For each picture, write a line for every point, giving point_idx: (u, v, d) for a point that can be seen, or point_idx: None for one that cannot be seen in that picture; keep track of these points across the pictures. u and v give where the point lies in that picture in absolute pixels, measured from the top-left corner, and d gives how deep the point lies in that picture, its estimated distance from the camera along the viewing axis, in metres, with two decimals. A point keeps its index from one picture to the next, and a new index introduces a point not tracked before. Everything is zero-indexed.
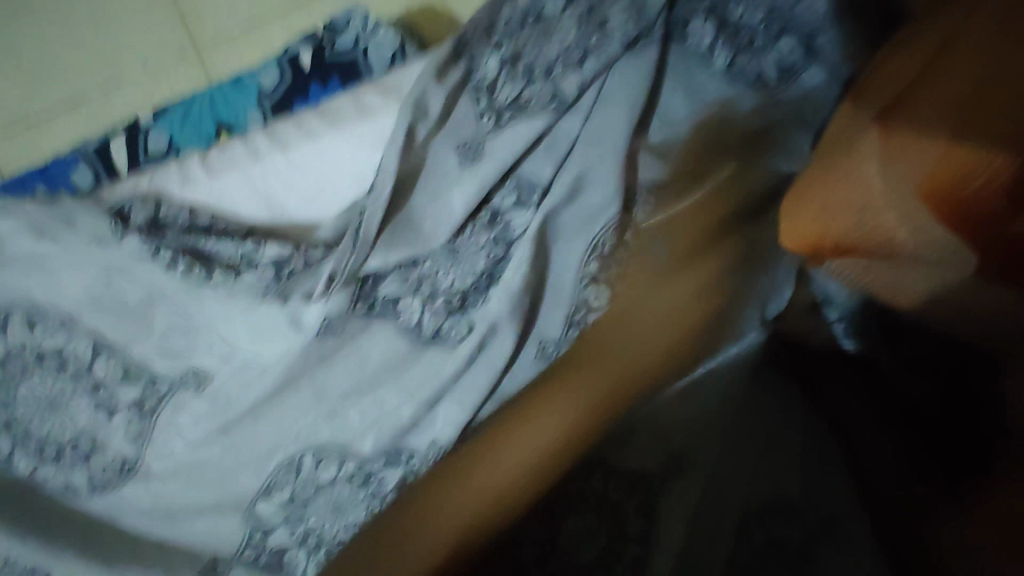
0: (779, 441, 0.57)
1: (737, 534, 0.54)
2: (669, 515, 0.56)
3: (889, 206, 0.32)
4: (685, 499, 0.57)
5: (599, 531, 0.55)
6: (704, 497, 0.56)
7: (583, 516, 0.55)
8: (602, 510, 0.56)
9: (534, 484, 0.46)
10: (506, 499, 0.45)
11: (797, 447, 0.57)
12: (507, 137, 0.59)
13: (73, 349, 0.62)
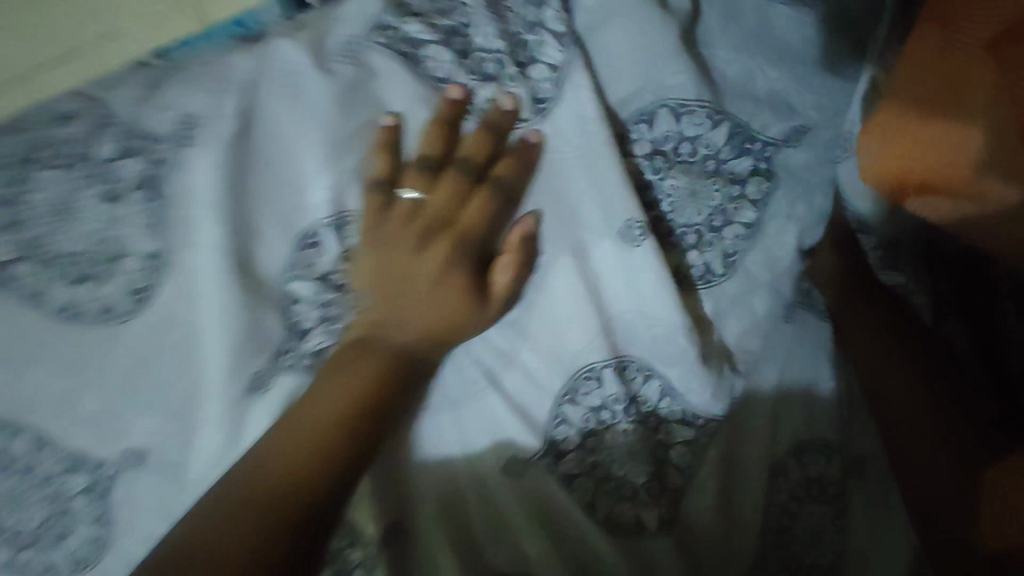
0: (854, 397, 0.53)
1: (772, 475, 0.51)
2: (720, 463, 0.51)
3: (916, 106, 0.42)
4: (766, 438, 0.51)
5: (645, 452, 0.49)
6: (750, 453, 0.51)
7: (633, 468, 0.48)
8: (643, 436, 0.49)
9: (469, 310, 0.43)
10: (304, 463, 0.38)
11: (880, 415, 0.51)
12: (491, 12, 0.44)
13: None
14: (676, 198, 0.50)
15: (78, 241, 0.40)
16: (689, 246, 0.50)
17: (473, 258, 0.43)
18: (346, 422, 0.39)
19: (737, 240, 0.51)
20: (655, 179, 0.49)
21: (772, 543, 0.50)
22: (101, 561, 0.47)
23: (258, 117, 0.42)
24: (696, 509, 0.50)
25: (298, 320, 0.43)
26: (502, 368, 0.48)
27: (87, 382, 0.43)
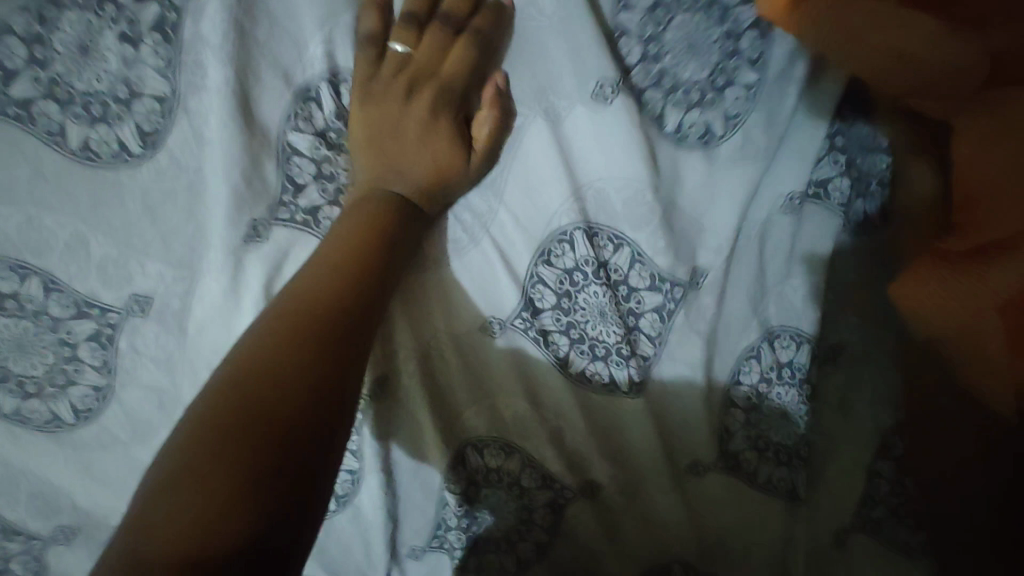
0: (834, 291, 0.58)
1: (734, 382, 0.58)
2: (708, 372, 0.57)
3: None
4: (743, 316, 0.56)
5: (613, 312, 0.53)
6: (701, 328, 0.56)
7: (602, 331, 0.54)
8: (611, 296, 0.53)
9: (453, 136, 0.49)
10: (270, 393, 0.40)
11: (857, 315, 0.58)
12: None
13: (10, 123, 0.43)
14: (675, 53, 0.48)
15: (93, 80, 0.43)
16: (687, 106, 0.49)
17: (456, 107, 0.49)
18: (293, 350, 0.42)
19: (738, 102, 0.49)
20: (653, 33, 0.48)
21: (739, 421, 0.59)
22: (105, 409, 0.51)
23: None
24: (652, 386, 0.57)
25: (294, 173, 0.48)
26: (481, 224, 0.52)
27: (97, 226, 0.47)
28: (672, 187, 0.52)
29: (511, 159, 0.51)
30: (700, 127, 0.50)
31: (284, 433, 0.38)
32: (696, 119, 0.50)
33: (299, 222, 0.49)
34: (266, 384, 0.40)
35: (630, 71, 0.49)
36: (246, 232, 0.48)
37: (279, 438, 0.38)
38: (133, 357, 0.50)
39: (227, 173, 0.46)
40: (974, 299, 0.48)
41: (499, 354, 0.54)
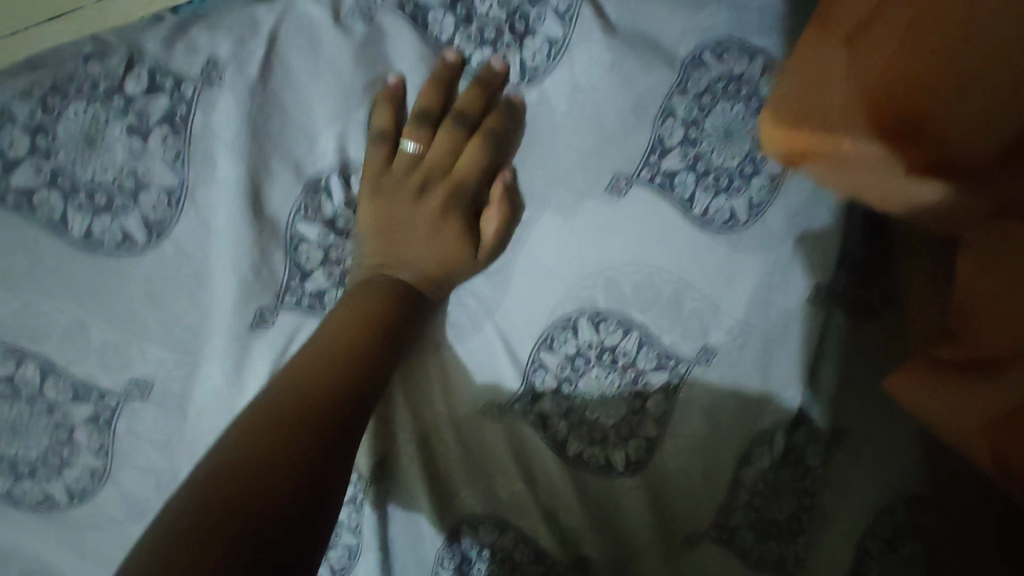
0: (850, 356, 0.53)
1: (740, 460, 0.54)
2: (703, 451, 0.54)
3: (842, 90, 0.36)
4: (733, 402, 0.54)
5: (617, 396, 0.54)
6: (710, 410, 0.54)
7: (599, 409, 0.54)
8: (616, 378, 0.54)
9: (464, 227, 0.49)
10: (244, 481, 0.35)
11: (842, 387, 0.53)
12: None
13: (15, 211, 0.43)
14: (712, 142, 0.50)
15: (99, 171, 0.43)
16: (715, 191, 0.51)
17: (468, 200, 0.50)
18: (272, 435, 0.38)
19: (762, 189, 0.51)
20: (695, 117, 0.49)
21: (742, 498, 0.54)
22: (99, 490, 0.50)
23: (277, 68, 0.44)
24: (657, 468, 0.55)
25: (301, 261, 0.47)
26: (490, 308, 0.55)
27: (97, 312, 0.46)
28: (678, 275, 0.52)
29: (518, 250, 0.53)
30: (722, 212, 0.51)
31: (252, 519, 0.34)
32: (720, 201, 0.51)
33: (306, 307, 0.48)
34: (243, 466, 0.36)
35: (642, 167, 0.50)
36: (252, 318, 0.47)
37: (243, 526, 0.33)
38: (131, 439, 0.49)
39: (236, 264, 0.45)
40: (967, 412, 0.38)
41: (497, 435, 0.55)
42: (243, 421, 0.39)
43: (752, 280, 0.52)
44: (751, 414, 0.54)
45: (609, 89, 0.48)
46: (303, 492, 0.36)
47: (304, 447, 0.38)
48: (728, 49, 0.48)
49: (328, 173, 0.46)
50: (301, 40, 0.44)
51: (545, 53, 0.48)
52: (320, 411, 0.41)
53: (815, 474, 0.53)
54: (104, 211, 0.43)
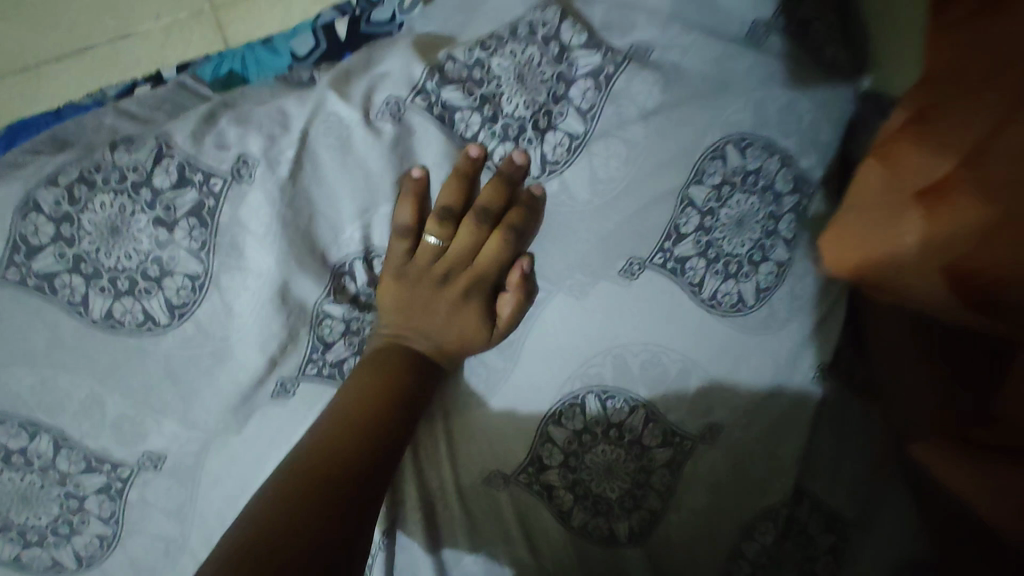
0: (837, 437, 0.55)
1: (743, 534, 0.55)
2: (706, 523, 0.56)
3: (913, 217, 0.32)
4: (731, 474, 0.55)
5: (622, 470, 0.55)
6: (710, 483, 0.56)
7: (604, 482, 0.55)
8: (622, 454, 0.55)
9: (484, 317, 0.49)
10: (283, 548, 0.36)
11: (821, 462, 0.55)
12: (519, 79, 0.48)
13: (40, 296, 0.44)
14: (723, 231, 0.51)
15: (124, 259, 0.44)
16: (723, 277, 0.52)
17: (489, 288, 0.50)
18: (299, 501, 0.39)
19: (771, 277, 0.53)
20: (711, 208, 0.50)
21: (744, 570, 0.55)
22: (108, 558, 0.50)
23: (306, 166, 0.46)
24: (659, 538, 0.56)
25: (323, 334, 0.48)
26: (498, 385, 0.55)
27: (114, 386, 0.46)
28: (684, 356, 0.54)
29: (530, 327, 0.54)
30: (731, 298, 0.53)
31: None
32: (730, 287, 0.52)
33: (324, 376, 0.49)
34: (267, 533, 0.37)
35: (655, 253, 0.51)
36: (273, 389, 0.48)
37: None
38: (142, 507, 0.49)
39: (262, 341, 0.47)
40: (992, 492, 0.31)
41: (505, 502, 0.55)
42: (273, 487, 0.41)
43: (761, 362, 0.54)
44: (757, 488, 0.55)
45: (626, 182, 0.50)
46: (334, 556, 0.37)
47: (332, 509, 0.40)
48: (745, 146, 0.50)
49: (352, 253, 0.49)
50: (331, 140, 0.46)
51: (566, 146, 0.49)
52: (343, 475, 0.42)
53: (818, 548, 0.55)
54: (127, 296, 0.44)
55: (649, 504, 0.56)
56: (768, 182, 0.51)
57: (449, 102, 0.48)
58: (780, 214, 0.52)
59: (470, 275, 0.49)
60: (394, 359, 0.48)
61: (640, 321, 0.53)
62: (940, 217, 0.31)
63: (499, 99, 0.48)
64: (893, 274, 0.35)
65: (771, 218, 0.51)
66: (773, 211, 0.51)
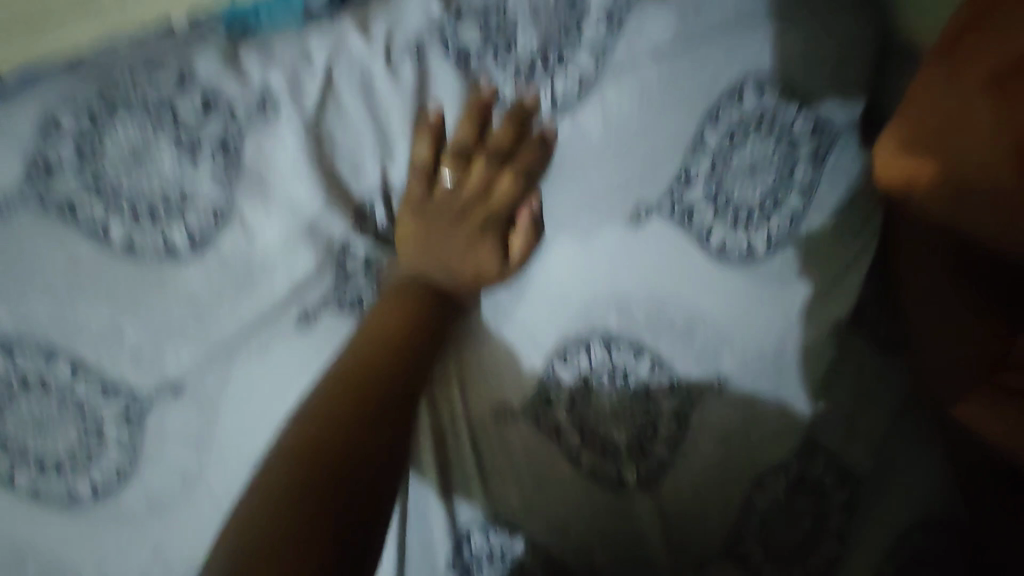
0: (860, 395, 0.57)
1: (754, 485, 0.56)
2: (714, 473, 0.57)
3: (981, 113, 0.37)
4: (740, 426, 0.56)
5: (629, 415, 0.56)
6: (721, 433, 0.56)
7: (613, 426, 0.56)
8: (628, 400, 0.56)
9: (498, 254, 0.50)
10: (334, 445, 0.41)
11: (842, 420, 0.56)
12: (532, 18, 0.48)
13: (63, 218, 0.45)
14: (735, 178, 0.52)
15: (148, 186, 0.44)
16: (732, 226, 0.53)
17: (501, 226, 0.51)
18: (344, 406, 0.43)
19: (782, 226, 0.53)
20: (723, 153, 0.51)
21: (755, 522, 0.56)
22: (124, 489, 0.50)
23: (329, 102, 0.46)
24: (669, 487, 0.57)
25: (347, 264, 0.49)
26: (504, 325, 0.57)
27: (133, 314, 0.47)
28: (693, 306, 0.55)
29: (540, 265, 0.56)
30: (739, 244, 0.53)
31: (343, 487, 0.39)
32: (738, 233, 0.53)
33: (346, 308, 0.49)
34: (317, 431, 0.42)
35: (666, 199, 0.52)
36: (297, 316, 0.48)
37: (337, 498, 0.38)
38: (159, 436, 0.49)
39: (291, 271, 0.48)
40: None
41: (515, 436, 0.56)
42: (320, 393, 0.44)
43: (772, 311, 0.55)
44: (766, 437, 0.56)
45: (638, 128, 0.51)
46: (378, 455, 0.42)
47: (376, 412, 0.44)
48: (761, 90, 0.51)
49: (370, 189, 0.49)
50: (353, 78, 0.47)
51: (577, 88, 0.50)
52: (382, 384, 0.45)
53: (831, 504, 0.57)
54: (147, 222, 0.45)
55: (656, 454, 0.56)
56: (783, 128, 0.51)
57: (464, 44, 0.48)
58: (793, 161, 0.52)
59: (485, 212, 0.51)
60: (412, 291, 0.49)
61: (653, 265, 0.54)
62: (997, 109, 0.36)
63: (513, 37, 0.48)
64: (989, 201, 0.37)
65: (785, 165, 0.52)
66: (784, 159, 0.52)
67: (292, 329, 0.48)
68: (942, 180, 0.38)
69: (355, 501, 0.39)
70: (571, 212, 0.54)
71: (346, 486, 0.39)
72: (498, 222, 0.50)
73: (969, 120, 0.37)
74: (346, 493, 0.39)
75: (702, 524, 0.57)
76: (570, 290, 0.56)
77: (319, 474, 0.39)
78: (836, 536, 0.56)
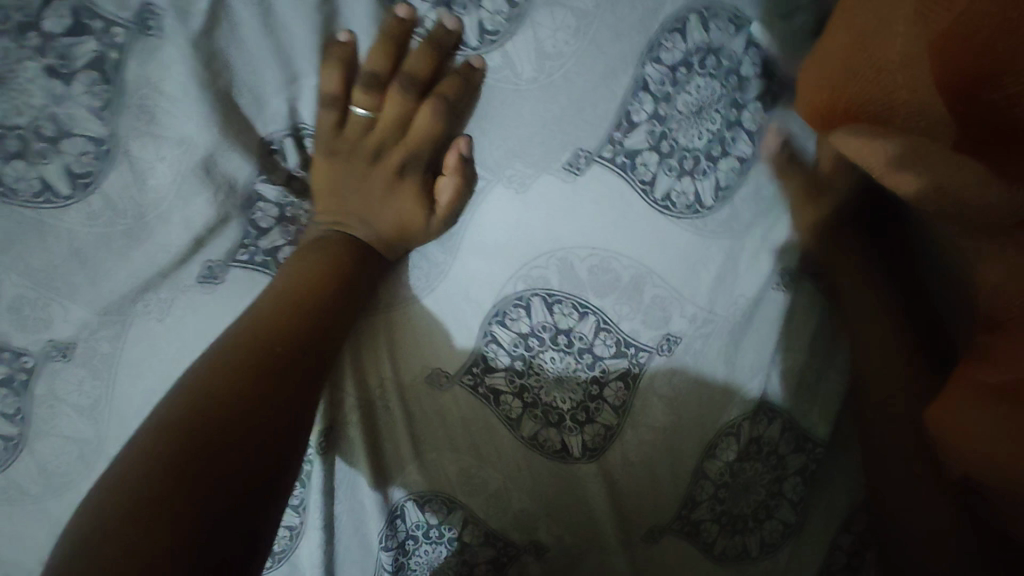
0: (817, 355, 0.54)
1: (704, 455, 0.54)
2: (667, 440, 0.54)
3: (902, 47, 0.40)
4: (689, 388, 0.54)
5: (573, 380, 0.52)
6: (670, 399, 0.54)
7: (556, 392, 0.52)
8: (572, 362, 0.52)
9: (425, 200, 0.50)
10: (217, 422, 0.40)
11: (802, 379, 0.54)
12: None
13: None
14: (679, 120, 0.48)
15: (13, 114, 0.39)
16: (679, 174, 0.49)
17: (426, 167, 0.50)
18: (237, 382, 0.41)
19: (730, 173, 0.50)
20: (667, 92, 0.47)
21: (708, 491, 0.55)
22: (14, 460, 0.46)
23: (224, 23, 0.41)
24: (616, 457, 0.54)
25: (256, 217, 0.46)
26: (437, 283, 0.52)
27: (9, 264, 0.42)
28: (639, 261, 0.51)
29: (471, 217, 0.51)
30: (685, 193, 0.50)
31: (217, 471, 0.38)
32: (683, 179, 0.49)
33: (258, 264, 0.47)
34: (201, 409, 0.40)
35: (606, 144, 0.48)
36: (200, 273, 0.45)
37: (207, 480, 0.37)
38: (51, 403, 0.45)
39: (188, 218, 0.43)
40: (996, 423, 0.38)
41: (450, 404, 0.53)
42: (217, 360, 0.42)
43: (722, 267, 0.52)
44: (711, 397, 0.54)
45: (577, 64, 0.46)
46: (263, 438, 0.41)
47: (271, 391, 0.42)
48: (707, 19, 0.47)
49: (280, 130, 0.45)
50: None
51: (505, 15, 0.44)
52: (284, 359, 0.44)
53: (786, 469, 0.54)
54: (19, 159, 0.40)
55: (606, 421, 0.53)
56: (730, 63, 0.48)
57: None
58: (739, 96, 0.49)
59: (405, 149, 0.50)
60: (338, 246, 0.48)
61: (593, 218, 0.50)
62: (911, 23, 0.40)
63: None
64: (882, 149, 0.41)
65: (733, 106, 0.49)
66: (730, 98, 0.49)
67: (194, 282, 0.45)
68: (841, 106, 0.45)
69: (227, 484, 0.38)
70: (504, 161, 0.49)
71: (221, 469, 0.38)
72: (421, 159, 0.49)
73: (877, 55, 0.42)
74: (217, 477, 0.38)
75: (651, 494, 0.55)
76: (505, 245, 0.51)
77: (189, 459, 0.38)
78: (785, 501, 0.55)
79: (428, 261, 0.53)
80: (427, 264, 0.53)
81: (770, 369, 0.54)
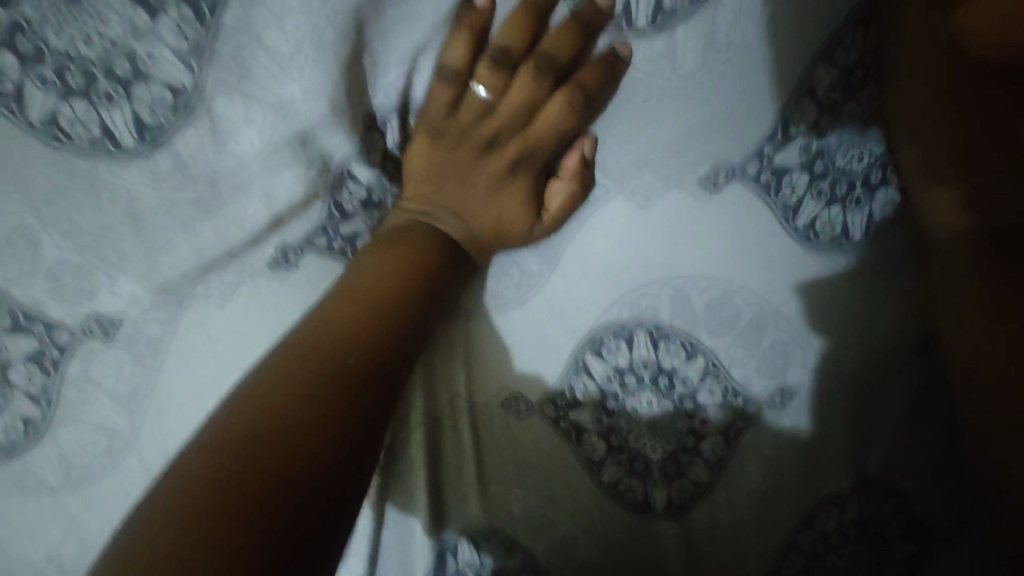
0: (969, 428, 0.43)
1: (801, 523, 0.44)
2: (762, 504, 0.45)
3: None
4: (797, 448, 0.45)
5: (669, 427, 0.45)
6: (775, 461, 0.45)
7: (644, 436, 0.45)
8: (670, 407, 0.45)
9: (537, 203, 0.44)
10: (267, 449, 0.31)
11: (928, 458, 0.44)
12: None
13: None
14: (840, 141, 0.41)
15: (83, 44, 0.33)
16: (828, 202, 0.42)
17: (541, 167, 0.45)
18: (300, 396, 0.33)
19: (886, 207, 0.43)
20: (834, 101, 0.40)
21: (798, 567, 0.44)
22: (36, 447, 0.40)
23: None
24: (701, 520, 0.45)
25: (343, 200, 0.40)
26: (527, 292, 0.47)
27: (50, 221, 0.37)
28: (763, 297, 0.44)
29: (581, 227, 0.45)
30: (832, 222, 0.42)
31: (278, 502, 0.29)
32: (832, 208, 0.42)
33: (336, 250, 0.40)
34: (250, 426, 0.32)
35: (752, 156, 0.41)
36: (272, 257, 0.39)
37: (267, 511, 0.29)
38: (84, 386, 0.39)
39: (270, 193, 0.38)
40: None
41: (526, 437, 0.46)
42: (275, 364, 0.35)
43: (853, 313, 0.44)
44: (823, 465, 0.45)
45: (741, 68, 0.39)
46: (322, 472, 0.31)
47: (330, 416, 0.33)
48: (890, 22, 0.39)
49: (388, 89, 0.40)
50: None
51: None
52: (351, 363, 0.36)
53: (890, 557, 0.44)
54: (82, 97, 0.34)
55: (696, 474, 0.45)
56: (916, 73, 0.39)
57: None
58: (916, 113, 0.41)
59: (522, 142, 0.44)
60: (422, 239, 0.41)
61: (726, 244, 0.43)
62: None
63: None
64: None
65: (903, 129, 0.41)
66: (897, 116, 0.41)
67: (262, 267, 0.39)
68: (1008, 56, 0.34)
69: (297, 514, 0.29)
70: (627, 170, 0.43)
71: (290, 488, 0.30)
72: (540, 153, 0.44)
73: None
74: (287, 497, 0.30)
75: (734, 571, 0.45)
76: (615, 261, 0.45)
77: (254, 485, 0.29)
78: None
79: (524, 264, 0.47)
80: (522, 272, 0.47)
81: (902, 434, 0.44)
